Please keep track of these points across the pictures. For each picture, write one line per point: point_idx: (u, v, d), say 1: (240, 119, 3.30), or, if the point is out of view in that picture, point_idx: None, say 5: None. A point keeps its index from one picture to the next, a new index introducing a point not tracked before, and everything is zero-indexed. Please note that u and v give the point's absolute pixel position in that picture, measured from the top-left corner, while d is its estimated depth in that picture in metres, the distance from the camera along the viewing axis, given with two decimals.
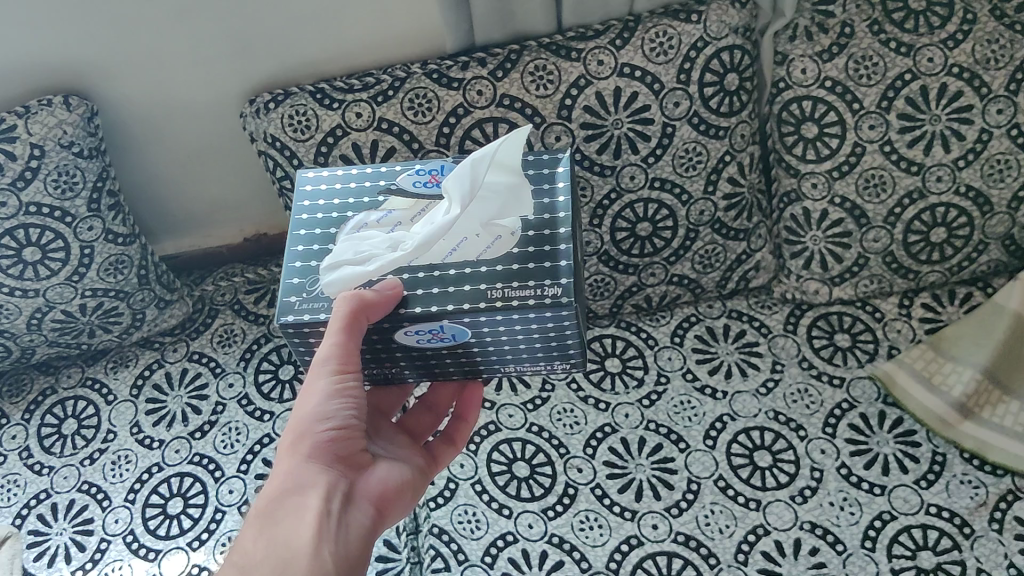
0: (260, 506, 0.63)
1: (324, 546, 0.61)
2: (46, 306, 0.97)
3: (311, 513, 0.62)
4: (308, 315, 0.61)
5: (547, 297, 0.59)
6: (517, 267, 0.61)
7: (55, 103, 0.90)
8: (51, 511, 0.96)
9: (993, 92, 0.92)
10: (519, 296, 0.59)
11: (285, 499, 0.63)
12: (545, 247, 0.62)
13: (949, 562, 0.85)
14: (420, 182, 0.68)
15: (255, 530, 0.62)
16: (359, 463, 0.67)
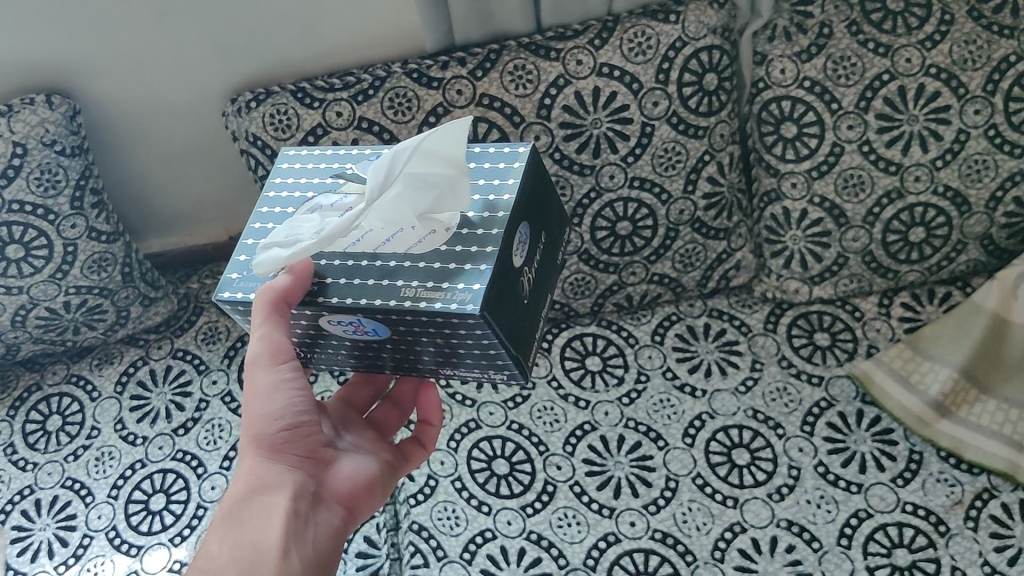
0: (226, 511, 0.64)
1: (290, 544, 0.62)
2: (30, 304, 0.98)
3: (275, 513, 0.63)
4: (242, 294, 0.61)
5: (454, 303, 0.54)
6: (439, 267, 0.57)
7: (37, 101, 0.91)
8: (35, 506, 0.97)
9: (971, 93, 0.92)
10: (429, 299, 0.55)
11: (249, 501, 0.64)
12: (472, 248, 0.58)
13: (924, 559, 0.85)
14: None
15: (222, 535, 0.63)
16: (320, 460, 0.68)
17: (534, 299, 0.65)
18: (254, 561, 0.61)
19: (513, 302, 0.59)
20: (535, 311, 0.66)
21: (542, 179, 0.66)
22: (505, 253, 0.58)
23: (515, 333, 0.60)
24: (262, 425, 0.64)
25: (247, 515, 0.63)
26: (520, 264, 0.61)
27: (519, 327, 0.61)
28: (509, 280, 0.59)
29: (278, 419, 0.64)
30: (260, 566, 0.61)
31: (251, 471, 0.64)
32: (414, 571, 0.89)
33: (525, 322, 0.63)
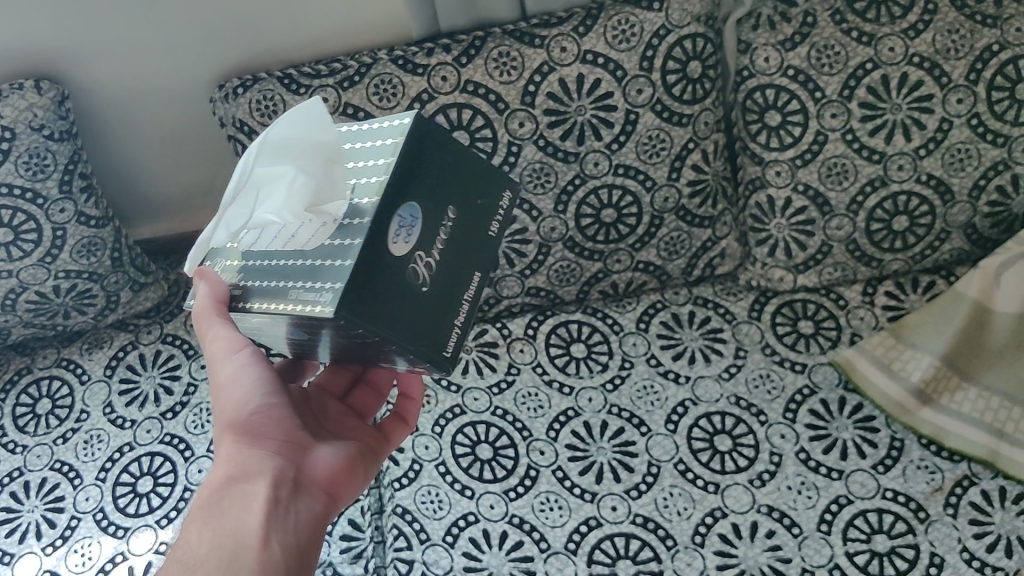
0: (206, 501, 0.64)
1: (275, 526, 0.62)
2: (19, 287, 0.99)
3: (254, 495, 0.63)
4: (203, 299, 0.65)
5: (314, 304, 0.52)
6: (318, 262, 0.54)
7: (26, 87, 0.92)
8: (24, 488, 0.98)
9: (954, 82, 0.93)
10: (298, 301, 0.53)
11: (228, 488, 0.64)
12: (345, 242, 0.54)
13: (903, 545, 0.85)
14: None
15: (201, 526, 0.63)
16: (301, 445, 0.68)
17: (454, 285, 0.59)
18: (234, 543, 0.60)
19: (396, 294, 0.54)
20: (460, 296, 0.59)
21: (447, 146, 0.59)
22: (367, 246, 0.53)
23: (408, 330, 0.55)
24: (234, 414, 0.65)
25: (227, 502, 0.63)
26: (408, 253, 0.55)
27: (419, 317, 0.56)
28: (383, 272, 0.54)
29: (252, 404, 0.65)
30: (239, 546, 0.60)
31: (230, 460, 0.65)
32: (397, 554, 0.90)
33: (436, 313, 0.57)
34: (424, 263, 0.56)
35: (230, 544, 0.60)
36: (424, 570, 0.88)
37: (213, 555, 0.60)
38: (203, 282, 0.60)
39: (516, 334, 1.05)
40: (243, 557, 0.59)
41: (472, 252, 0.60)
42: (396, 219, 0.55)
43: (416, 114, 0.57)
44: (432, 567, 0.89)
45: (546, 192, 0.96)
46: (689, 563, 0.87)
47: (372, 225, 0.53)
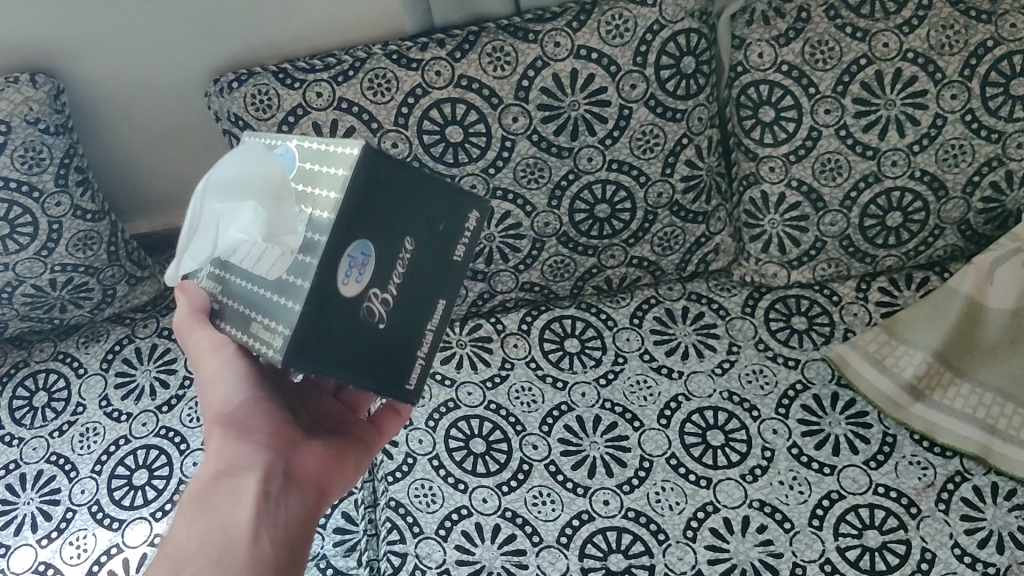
0: (198, 498, 0.65)
1: (263, 521, 0.62)
2: (15, 281, 0.99)
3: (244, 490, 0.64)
4: None
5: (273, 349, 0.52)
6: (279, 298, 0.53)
7: (21, 81, 0.92)
8: (19, 481, 0.98)
9: (948, 78, 0.93)
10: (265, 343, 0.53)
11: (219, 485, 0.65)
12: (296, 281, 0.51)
13: (894, 541, 0.86)
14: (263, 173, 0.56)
15: (191, 522, 0.63)
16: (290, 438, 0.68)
17: (404, 314, 0.58)
18: (225, 536, 0.61)
19: (346, 335, 0.53)
20: (409, 324, 0.58)
21: (402, 174, 0.53)
22: (318, 296, 0.50)
23: (356, 367, 0.55)
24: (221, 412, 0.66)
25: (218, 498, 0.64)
26: (359, 292, 0.53)
27: (369, 350, 0.55)
28: (332, 317, 0.52)
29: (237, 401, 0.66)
30: (229, 541, 0.60)
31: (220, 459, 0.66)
32: (390, 547, 0.90)
33: (384, 345, 0.57)
34: (373, 299, 0.55)
35: (222, 537, 0.61)
36: (417, 563, 0.88)
37: (204, 549, 0.60)
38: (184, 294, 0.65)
39: (510, 329, 1.05)
40: (233, 549, 0.60)
41: (424, 278, 0.58)
42: (347, 261, 0.51)
43: (366, 147, 0.50)
44: (424, 561, 0.88)
45: (540, 187, 0.96)
46: (681, 557, 0.87)
47: (323, 276, 0.50)
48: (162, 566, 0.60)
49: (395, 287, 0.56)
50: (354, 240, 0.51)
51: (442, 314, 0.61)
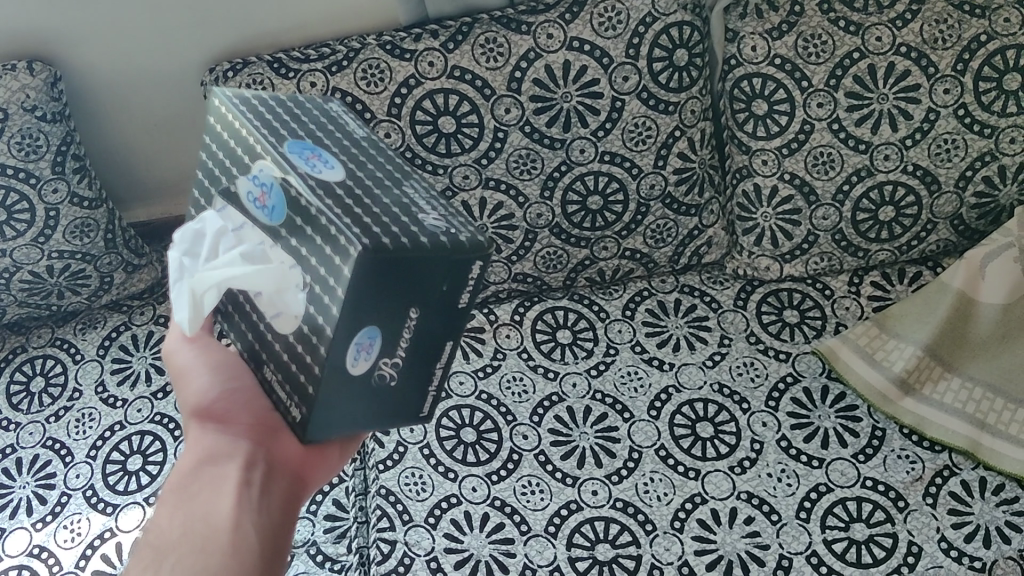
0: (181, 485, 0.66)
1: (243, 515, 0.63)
2: (13, 267, 1.00)
3: (226, 479, 0.65)
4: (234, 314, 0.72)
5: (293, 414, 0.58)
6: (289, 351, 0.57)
7: (19, 68, 0.93)
8: (16, 465, 0.99)
9: (940, 72, 0.94)
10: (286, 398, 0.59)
11: (200, 473, 0.66)
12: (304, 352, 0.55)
13: (881, 534, 0.86)
14: (253, 196, 0.57)
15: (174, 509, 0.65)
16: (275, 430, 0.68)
17: (412, 363, 0.60)
18: (205, 524, 0.62)
19: (355, 397, 0.58)
20: (419, 367, 0.61)
21: (408, 267, 0.51)
22: (325, 382, 0.54)
23: (357, 417, 0.60)
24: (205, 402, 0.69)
25: (200, 486, 0.65)
26: (366, 365, 0.56)
27: (380, 397, 0.60)
28: (340, 390, 0.56)
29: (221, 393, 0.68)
30: (208, 532, 0.62)
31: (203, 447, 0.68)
32: (380, 534, 0.89)
33: (387, 391, 0.60)
34: (384, 362, 0.58)
35: (202, 526, 0.62)
36: (406, 550, 0.88)
37: (185, 536, 0.62)
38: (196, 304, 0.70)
39: (502, 319, 1.05)
40: (211, 539, 0.61)
41: (438, 330, 0.59)
42: (354, 349, 0.54)
43: (362, 257, 0.48)
44: (413, 548, 0.88)
45: (532, 178, 0.97)
46: (668, 547, 0.87)
47: (327, 369, 0.53)
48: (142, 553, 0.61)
49: (405, 348, 0.58)
50: (359, 333, 0.53)
51: (451, 351, 0.62)
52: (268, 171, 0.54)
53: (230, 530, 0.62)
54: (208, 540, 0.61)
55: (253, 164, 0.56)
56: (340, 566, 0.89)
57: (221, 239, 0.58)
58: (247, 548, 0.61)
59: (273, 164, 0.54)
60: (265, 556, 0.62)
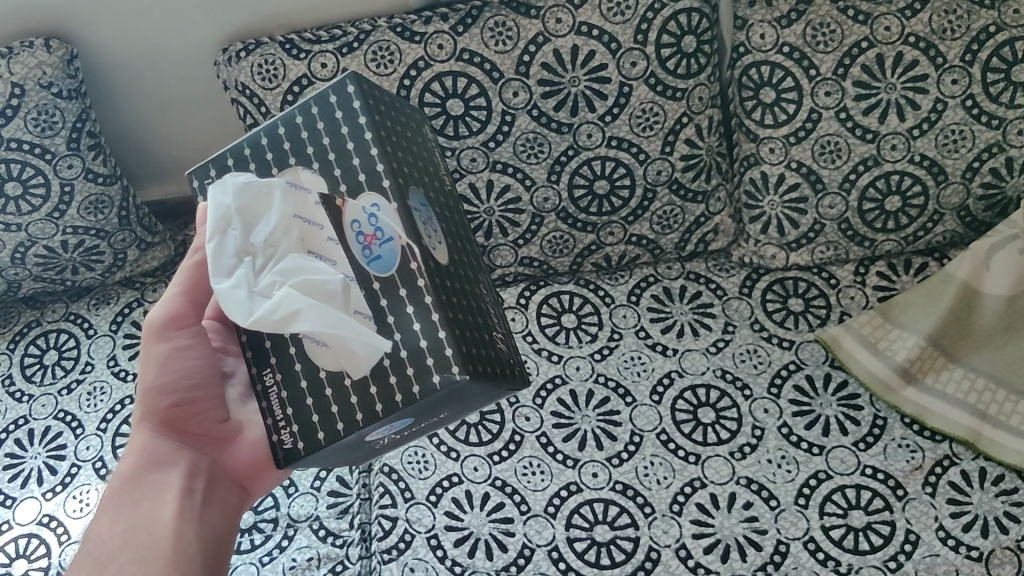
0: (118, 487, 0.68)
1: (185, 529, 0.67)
2: (29, 241, 1.03)
3: (166, 485, 0.69)
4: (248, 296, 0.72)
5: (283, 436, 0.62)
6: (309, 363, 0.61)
7: (36, 44, 0.95)
8: (28, 436, 1.00)
9: (949, 63, 0.94)
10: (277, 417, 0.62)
11: (142, 477, 0.69)
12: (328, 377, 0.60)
13: (879, 521, 0.86)
14: (358, 230, 0.59)
15: (112, 516, 0.66)
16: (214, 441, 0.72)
17: (411, 434, 0.69)
18: (148, 532, 0.65)
19: (353, 449, 0.65)
20: (413, 434, 0.70)
21: (467, 387, 0.59)
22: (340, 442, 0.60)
23: (347, 459, 0.68)
24: (157, 396, 0.70)
25: (138, 489, 0.68)
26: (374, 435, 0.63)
27: (374, 449, 0.69)
28: (341, 447, 0.62)
29: (181, 386, 0.70)
30: (152, 543, 0.65)
31: (141, 445, 0.70)
32: (382, 511, 0.91)
33: (379, 445, 0.69)
34: (389, 439, 0.67)
35: (142, 531, 0.65)
36: (407, 527, 0.89)
37: (130, 545, 0.64)
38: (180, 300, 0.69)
39: (508, 302, 1.06)
40: (157, 549, 0.64)
41: (448, 417, 0.68)
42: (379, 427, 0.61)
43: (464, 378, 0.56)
44: (414, 525, 0.89)
45: (540, 162, 0.98)
46: (666, 530, 0.87)
47: (347, 437, 0.59)
48: (80, 557, 0.63)
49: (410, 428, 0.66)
50: (391, 425, 0.61)
51: (442, 424, 0.71)
52: (389, 225, 0.59)
53: (173, 534, 0.65)
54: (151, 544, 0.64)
55: (376, 205, 0.60)
56: (342, 541, 0.90)
57: (287, 229, 0.59)
58: (188, 551, 0.66)
59: (399, 220, 0.59)
60: (204, 560, 0.66)
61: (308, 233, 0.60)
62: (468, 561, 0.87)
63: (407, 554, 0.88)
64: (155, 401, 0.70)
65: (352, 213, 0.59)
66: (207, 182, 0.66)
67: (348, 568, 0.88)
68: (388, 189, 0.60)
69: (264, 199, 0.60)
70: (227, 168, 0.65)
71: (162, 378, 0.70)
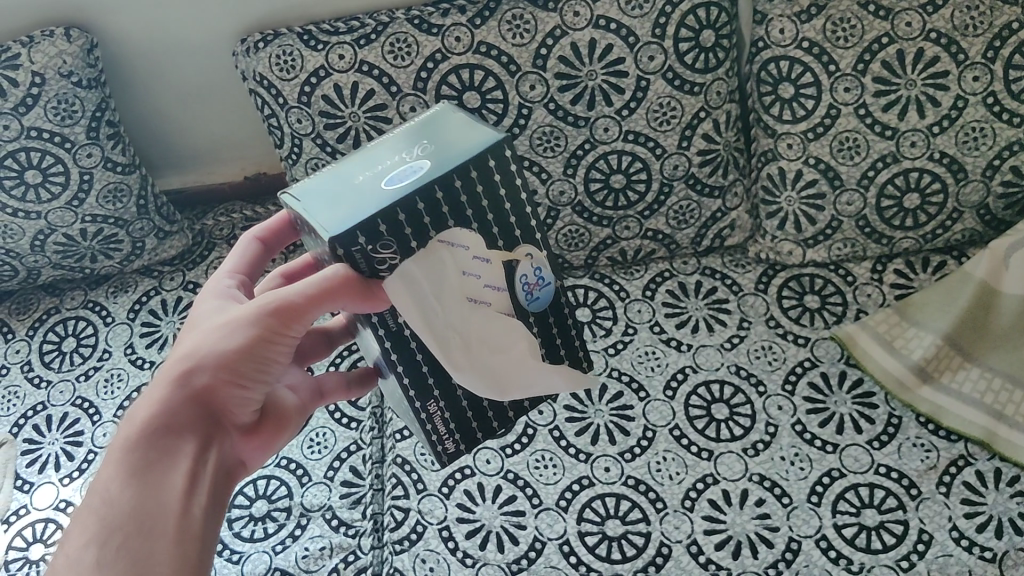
0: (134, 447, 0.56)
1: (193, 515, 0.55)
2: (48, 229, 1.04)
3: (185, 461, 0.57)
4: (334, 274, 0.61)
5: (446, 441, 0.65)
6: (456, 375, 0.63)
7: (56, 34, 0.97)
8: (45, 422, 1.00)
9: (970, 59, 0.93)
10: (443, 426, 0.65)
11: (165, 443, 0.57)
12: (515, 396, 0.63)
13: (892, 520, 0.84)
14: (524, 282, 0.61)
15: (121, 480, 0.54)
16: (240, 415, 0.61)
17: None
18: (156, 509, 0.54)
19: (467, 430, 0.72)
20: None
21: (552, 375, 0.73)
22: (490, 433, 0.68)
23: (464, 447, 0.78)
24: (219, 368, 0.57)
25: (155, 456, 0.56)
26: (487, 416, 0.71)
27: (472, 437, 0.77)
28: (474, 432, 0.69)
29: (249, 365, 0.58)
30: (159, 524, 0.53)
31: (168, 408, 0.57)
32: (394, 502, 0.91)
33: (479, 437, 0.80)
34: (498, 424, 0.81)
35: (151, 505, 0.54)
36: (419, 519, 0.89)
37: (138, 520, 0.53)
38: (304, 291, 0.56)
39: None
40: (162, 537, 0.53)
41: None
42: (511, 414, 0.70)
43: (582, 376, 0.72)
44: (425, 517, 0.89)
45: (555, 155, 0.98)
46: (677, 526, 0.86)
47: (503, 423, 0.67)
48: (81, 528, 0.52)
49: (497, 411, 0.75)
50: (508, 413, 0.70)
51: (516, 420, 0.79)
52: (548, 271, 0.62)
53: (181, 519, 0.54)
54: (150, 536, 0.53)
55: (539, 256, 0.61)
56: (354, 531, 0.89)
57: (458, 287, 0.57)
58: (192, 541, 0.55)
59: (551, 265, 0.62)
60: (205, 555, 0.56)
61: (469, 285, 0.58)
62: (479, 553, 0.86)
63: (418, 545, 0.87)
64: (211, 371, 0.57)
65: (520, 265, 0.60)
66: (354, 249, 0.53)
67: (360, 558, 0.87)
68: (540, 241, 0.61)
69: (435, 268, 0.56)
70: (380, 235, 0.53)
71: (234, 354, 0.57)
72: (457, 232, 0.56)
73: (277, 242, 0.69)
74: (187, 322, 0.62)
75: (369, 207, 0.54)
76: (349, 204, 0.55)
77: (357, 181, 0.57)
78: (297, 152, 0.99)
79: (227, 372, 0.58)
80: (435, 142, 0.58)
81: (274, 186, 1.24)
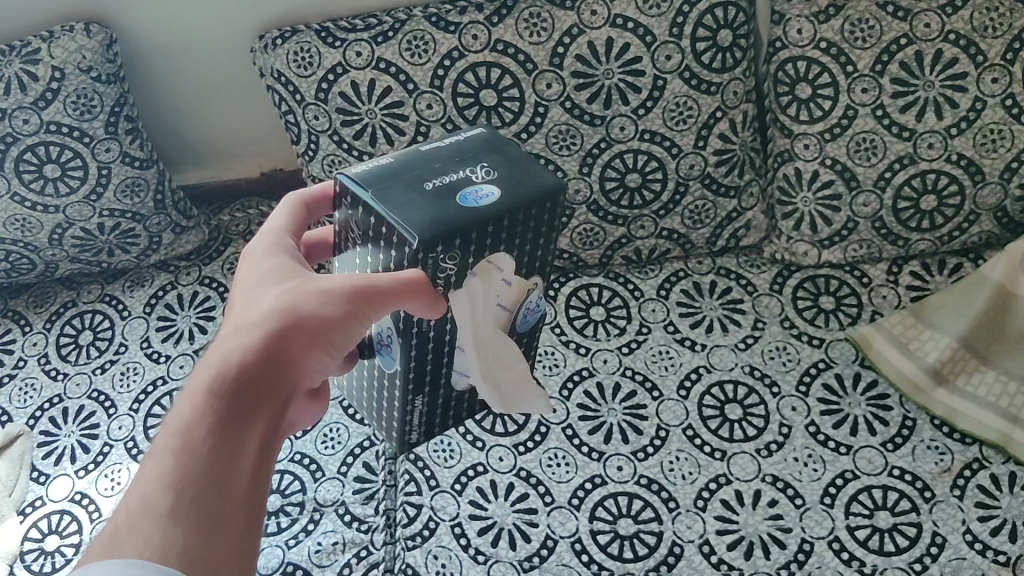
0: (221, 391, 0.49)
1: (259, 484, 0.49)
2: (66, 223, 1.04)
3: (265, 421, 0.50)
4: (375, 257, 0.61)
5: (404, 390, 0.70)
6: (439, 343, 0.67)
7: (77, 29, 0.98)
8: (62, 414, 1.00)
9: (989, 61, 0.94)
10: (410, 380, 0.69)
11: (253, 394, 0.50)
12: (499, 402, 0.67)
13: (906, 523, 0.84)
14: (528, 306, 0.67)
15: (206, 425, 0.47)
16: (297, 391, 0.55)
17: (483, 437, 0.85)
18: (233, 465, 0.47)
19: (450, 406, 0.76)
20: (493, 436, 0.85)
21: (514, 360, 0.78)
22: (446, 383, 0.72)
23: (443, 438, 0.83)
24: (313, 333, 0.52)
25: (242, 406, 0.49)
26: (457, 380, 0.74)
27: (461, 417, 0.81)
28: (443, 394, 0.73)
29: (332, 340, 0.54)
30: (236, 484, 0.47)
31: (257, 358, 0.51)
32: (407, 498, 0.91)
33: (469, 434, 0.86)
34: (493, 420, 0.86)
35: (232, 459, 0.47)
36: (431, 515, 0.89)
37: (219, 474, 0.46)
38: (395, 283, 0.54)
39: None
40: (237, 499, 0.46)
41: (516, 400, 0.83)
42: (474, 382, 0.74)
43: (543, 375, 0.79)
44: (438, 513, 0.89)
45: (571, 154, 0.97)
46: (690, 526, 0.86)
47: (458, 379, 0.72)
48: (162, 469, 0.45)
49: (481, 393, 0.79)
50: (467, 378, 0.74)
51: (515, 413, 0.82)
52: (542, 297, 0.69)
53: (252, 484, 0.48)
54: (230, 498, 0.46)
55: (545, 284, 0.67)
56: (366, 527, 0.89)
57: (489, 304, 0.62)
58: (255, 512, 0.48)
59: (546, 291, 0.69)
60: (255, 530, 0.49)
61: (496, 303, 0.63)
62: (491, 550, 0.86)
63: (430, 541, 0.87)
64: (304, 334, 0.52)
65: (531, 292, 0.66)
66: (430, 256, 0.54)
67: (372, 553, 0.87)
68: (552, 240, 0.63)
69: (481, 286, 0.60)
70: (453, 248, 0.55)
71: (325, 325, 0.53)
72: (506, 255, 0.60)
73: (313, 212, 0.67)
74: (253, 279, 0.57)
75: (449, 222, 0.54)
76: (431, 211, 0.55)
77: (426, 188, 0.56)
78: (314, 148, 0.98)
79: (316, 339, 0.53)
80: (494, 161, 0.59)
81: (289, 183, 1.24)
